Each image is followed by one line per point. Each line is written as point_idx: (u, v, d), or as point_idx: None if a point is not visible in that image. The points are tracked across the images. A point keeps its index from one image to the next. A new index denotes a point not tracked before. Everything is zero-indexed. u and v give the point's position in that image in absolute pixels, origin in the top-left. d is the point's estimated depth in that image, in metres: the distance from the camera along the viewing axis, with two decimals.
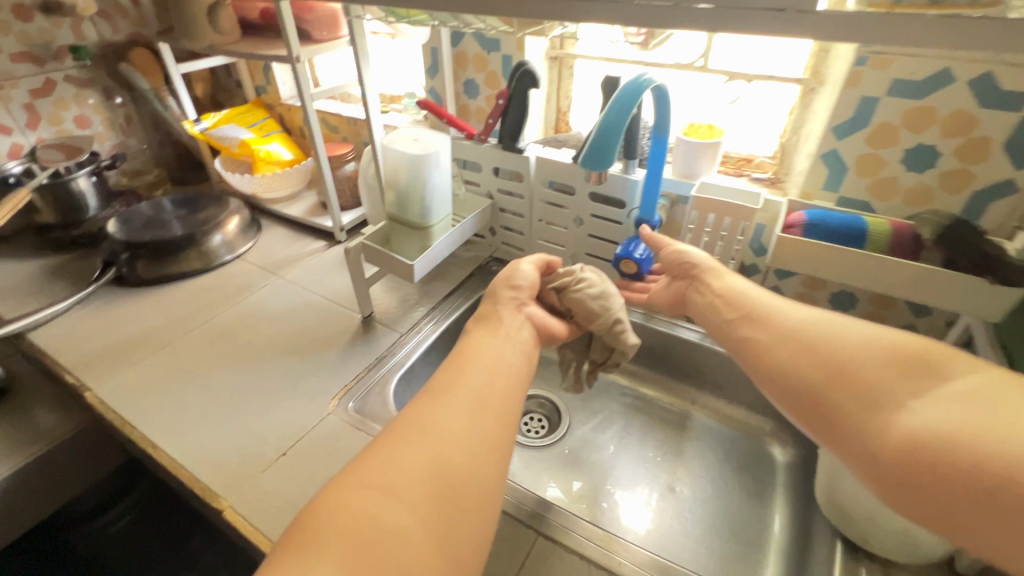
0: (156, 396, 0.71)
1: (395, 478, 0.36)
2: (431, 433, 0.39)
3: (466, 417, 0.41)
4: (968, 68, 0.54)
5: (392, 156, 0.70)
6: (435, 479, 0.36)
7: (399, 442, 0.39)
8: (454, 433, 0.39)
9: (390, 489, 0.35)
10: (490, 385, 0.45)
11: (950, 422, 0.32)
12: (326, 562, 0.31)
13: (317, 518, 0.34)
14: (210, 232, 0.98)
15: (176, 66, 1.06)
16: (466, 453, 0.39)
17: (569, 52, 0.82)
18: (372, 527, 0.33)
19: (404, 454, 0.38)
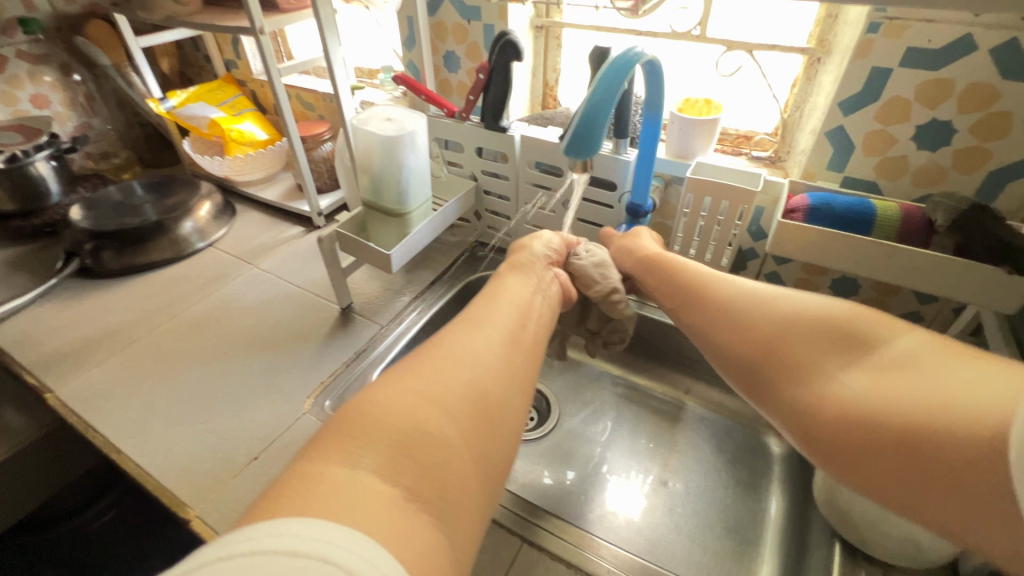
0: (121, 398, 0.67)
1: (440, 389, 0.34)
2: (467, 356, 0.37)
3: (499, 348, 0.38)
4: (992, 35, 0.49)
5: (364, 137, 0.65)
6: (475, 395, 0.34)
7: (436, 359, 0.36)
8: (488, 359, 0.37)
9: (435, 398, 0.33)
10: (520, 324, 0.42)
11: (905, 401, 0.31)
12: (373, 462, 0.29)
13: (358, 416, 0.31)
14: (179, 219, 0.93)
15: (136, 40, 0.99)
16: (502, 383, 0.36)
17: (555, 20, 0.76)
18: (417, 432, 0.31)
19: (445, 368, 0.35)
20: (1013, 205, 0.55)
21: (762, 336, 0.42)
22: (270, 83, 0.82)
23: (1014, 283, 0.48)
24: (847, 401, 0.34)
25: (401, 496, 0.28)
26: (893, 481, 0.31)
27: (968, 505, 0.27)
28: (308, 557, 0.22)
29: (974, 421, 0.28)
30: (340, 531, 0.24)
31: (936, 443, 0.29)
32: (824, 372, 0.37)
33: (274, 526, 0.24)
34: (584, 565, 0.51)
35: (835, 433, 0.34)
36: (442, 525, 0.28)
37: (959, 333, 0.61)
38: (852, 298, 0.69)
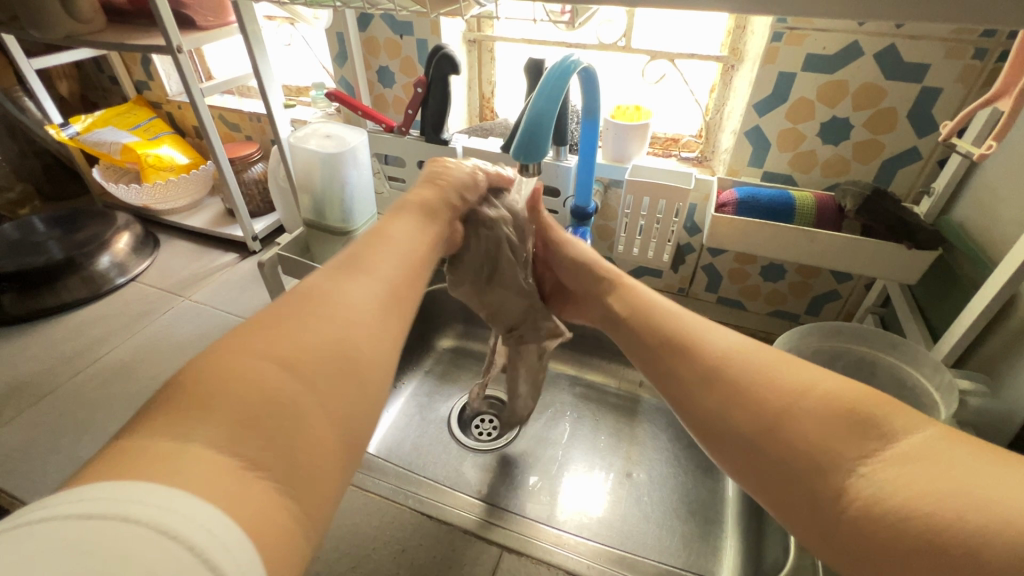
0: (40, 457, 0.61)
1: (295, 349, 0.26)
2: (336, 311, 0.29)
3: (377, 301, 0.31)
4: (874, 41, 0.55)
5: (302, 156, 0.63)
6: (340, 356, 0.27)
7: (298, 315, 0.28)
8: (364, 311, 0.30)
9: (286, 361, 0.26)
10: (412, 272, 0.35)
11: (781, 378, 0.30)
12: (206, 426, 0.23)
13: (190, 383, 0.24)
14: (94, 254, 0.85)
15: (26, 61, 0.90)
16: (376, 341, 0.29)
17: (487, 34, 0.78)
18: (270, 403, 0.24)
19: (307, 324, 0.28)
20: (905, 190, 0.63)
21: (646, 315, 0.39)
22: (192, 105, 0.78)
23: (914, 257, 0.54)
24: (716, 372, 0.32)
25: (240, 466, 0.22)
26: (741, 456, 0.30)
27: (805, 482, 0.27)
28: (116, 518, 0.19)
29: (848, 402, 0.28)
30: (156, 489, 0.20)
31: (800, 419, 0.28)
32: (699, 340, 0.35)
33: (84, 490, 0.20)
34: (565, 565, 0.51)
35: (699, 405, 0.32)
36: (298, 493, 0.24)
37: (872, 305, 0.68)
38: (780, 282, 0.75)
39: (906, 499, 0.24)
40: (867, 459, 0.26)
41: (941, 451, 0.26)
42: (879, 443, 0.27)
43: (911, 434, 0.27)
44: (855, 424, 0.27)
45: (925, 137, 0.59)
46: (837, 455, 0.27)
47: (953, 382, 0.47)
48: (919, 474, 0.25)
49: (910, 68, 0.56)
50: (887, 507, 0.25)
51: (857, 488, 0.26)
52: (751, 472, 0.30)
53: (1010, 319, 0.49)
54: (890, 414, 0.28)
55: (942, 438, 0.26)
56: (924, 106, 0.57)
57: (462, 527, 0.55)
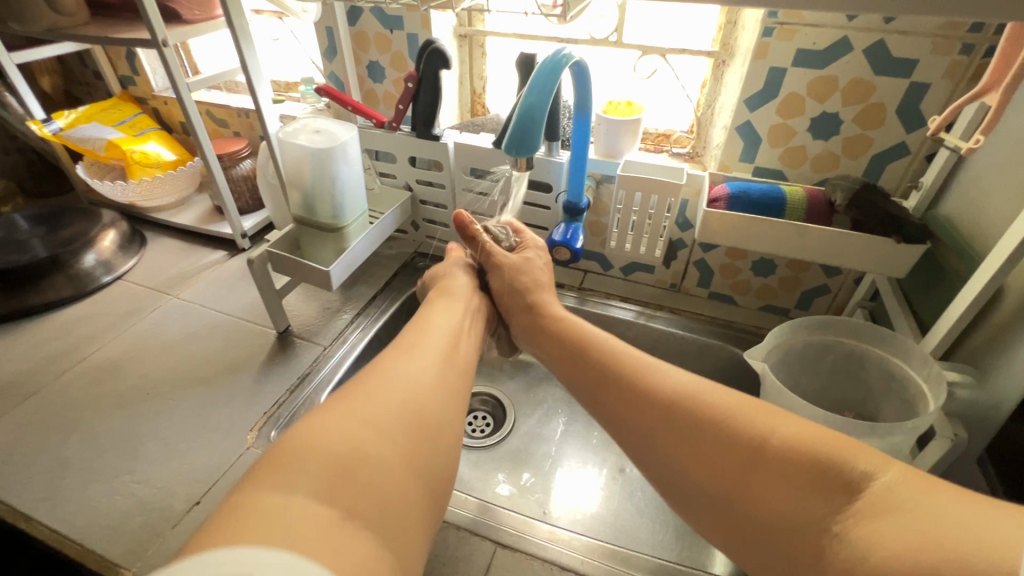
0: (25, 459, 0.59)
1: (373, 416, 0.36)
2: (396, 381, 0.40)
3: (431, 375, 0.42)
4: (864, 37, 0.56)
5: (291, 151, 0.62)
6: (410, 422, 0.37)
7: (371, 388, 0.39)
8: (420, 382, 0.41)
9: (369, 420, 0.36)
10: (452, 348, 0.47)
11: (747, 432, 0.37)
12: (306, 485, 0.31)
13: (294, 446, 0.33)
14: (79, 252, 0.84)
15: (9, 56, 0.90)
16: (437, 405, 0.40)
17: (478, 29, 0.77)
18: (356, 455, 0.33)
19: (375, 398, 0.38)
20: (894, 185, 0.64)
21: (621, 363, 0.46)
22: (178, 99, 0.76)
23: (903, 251, 0.55)
24: (689, 429, 0.39)
25: (337, 516, 0.30)
26: (720, 510, 0.36)
27: (784, 534, 0.33)
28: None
29: (809, 455, 0.34)
30: (274, 553, 0.26)
31: (767, 474, 0.35)
32: (667, 396, 0.42)
33: (205, 556, 0.25)
34: (559, 561, 0.51)
35: (676, 459, 0.39)
36: (379, 533, 0.31)
37: (862, 300, 0.68)
38: (771, 277, 0.76)
39: (881, 552, 0.29)
40: (839, 517, 0.32)
41: (906, 501, 0.30)
42: (848, 496, 0.32)
43: (874, 481, 0.32)
44: (821, 483, 0.33)
45: (913, 132, 0.59)
46: (809, 512, 0.33)
47: (941, 373, 0.48)
48: (887, 526, 0.30)
49: (898, 63, 0.56)
50: (865, 563, 0.29)
51: (833, 545, 0.31)
52: (740, 531, 0.35)
53: (996, 312, 0.50)
54: (854, 460, 0.33)
55: (906, 482, 0.31)
56: (912, 101, 0.58)
57: (455, 523, 0.54)
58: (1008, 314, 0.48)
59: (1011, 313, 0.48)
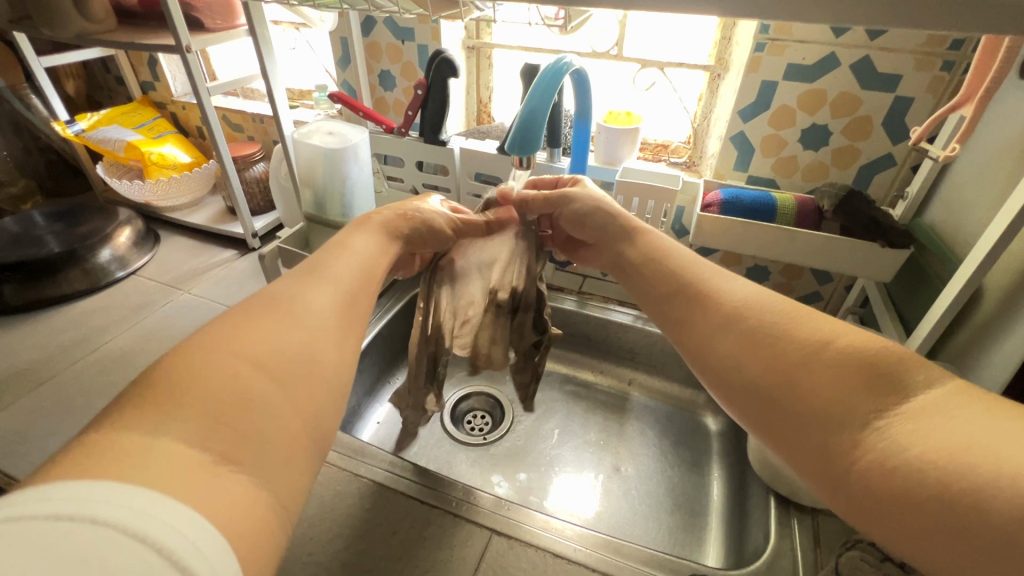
0: (38, 441, 0.62)
1: (270, 355, 0.31)
2: (303, 315, 0.34)
3: (339, 310, 0.37)
4: (850, 53, 0.59)
5: (305, 151, 0.65)
6: (307, 357, 0.32)
7: (269, 318, 0.33)
8: (326, 321, 0.35)
9: (260, 360, 0.30)
10: (365, 287, 0.41)
11: (805, 331, 0.33)
12: (183, 425, 0.25)
13: (215, 383, 0.28)
14: (95, 247, 0.86)
15: (37, 59, 0.93)
16: (335, 346, 0.35)
17: (486, 41, 0.81)
18: (242, 395, 0.28)
19: (284, 334, 0.33)
20: (882, 194, 0.66)
21: (669, 273, 0.42)
22: (199, 104, 0.80)
23: (889, 256, 0.57)
24: (743, 325, 0.35)
25: (211, 461, 0.25)
26: (762, 406, 0.32)
27: (820, 429, 0.29)
28: (99, 522, 0.20)
29: (872, 356, 0.30)
30: (137, 493, 0.21)
31: (817, 369, 0.30)
32: (725, 296, 0.38)
33: (62, 488, 0.21)
34: (552, 548, 0.52)
35: (724, 353, 0.35)
36: (264, 482, 0.27)
37: (852, 306, 0.70)
38: (765, 283, 0.78)
39: (920, 452, 0.25)
40: (884, 412, 0.28)
41: (957, 407, 0.26)
42: (897, 398, 0.28)
43: (930, 389, 0.28)
44: (874, 379, 0.29)
45: (898, 143, 0.62)
46: (851, 407, 0.28)
47: None
48: (924, 431, 0.26)
49: (883, 77, 0.59)
50: (898, 460, 0.26)
51: (869, 440, 0.27)
52: (776, 425, 0.31)
53: (977, 312, 0.52)
54: (910, 369, 0.29)
55: (959, 393, 0.27)
56: (897, 113, 0.61)
57: (453, 510, 0.56)
58: (986, 315, 0.50)
59: (990, 313, 0.50)
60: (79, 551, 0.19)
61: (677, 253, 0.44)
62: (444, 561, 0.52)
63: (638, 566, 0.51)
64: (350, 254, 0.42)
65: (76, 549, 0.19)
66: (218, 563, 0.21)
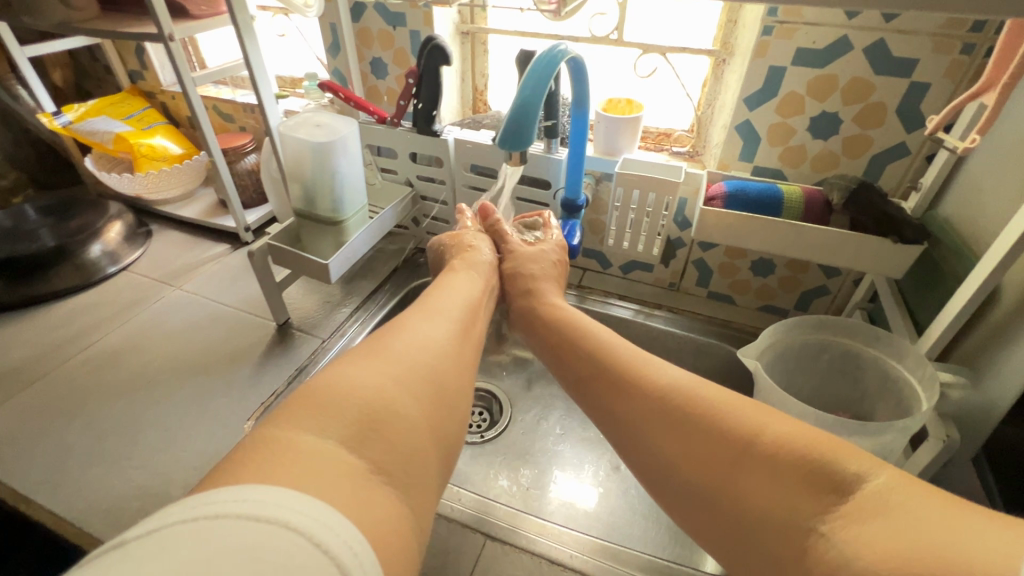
0: (29, 442, 0.61)
1: (402, 372, 0.35)
2: (425, 342, 0.38)
3: (454, 336, 0.41)
4: (864, 36, 0.56)
5: (291, 144, 0.63)
6: (432, 381, 0.36)
7: (395, 341, 0.37)
8: (445, 346, 0.39)
9: (399, 376, 0.34)
10: (471, 317, 0.45)
11: (735, 423, 0.34)
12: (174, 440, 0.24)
13: None
14: (85, 243, 0.85)
15: (20, 49, 0.91)
16: (458, 372, 0.38)
17: (480, 26, 0.78)
18: (385, 410, 0.32)
19: (397, 356, 0.36)
20: (894, 185, 0.63)
21: (599, 354, 0.44)
22: (185, 95, 0.77)
23: (901, 252, 0.54)
24: (682, 427, 0.36)
25: (366, 470, 0.28)
26: (709, 510, 0.34)
27: (771, 537, 0.31)
28: (273, 521, 0.23)
29: (806, 461, 0.31)
30: (303, 497, 0.24)
31: (760, 476, 0.32)
32: (655, 380, 0.39)
33: (239, 490, 0.24)
34: (547, 554, 0.51)
35: (668, 454, 0.36)
36: (404, 497, 0.29)
37: (860, 301, 0.68)
38: (770, 277, 0.75)
39: (867, 557, 0.26)
40: (827, 517, 0.29)
41: (899, 504, 0.28)
42: (837, 499, 0.29)
43: (866, 481, 0.29)
44: (811, 478, 0.31)
45: (912, 132, 0.59)
46: (797, 512, 0.30)
47: (936, 374, 0.48)
48: (878, 530, 0.27)
49: (898, 62, 0.56)
50: (847, 566, 0.27)
51: (820, 547, 0.29)
52: (726, 528, 0.33)
53: (992, 312, 0.50)
54: (844, 460, 0.30)
55: (901, 486, 0.29)
56: (913, 100, 0.57)
57: (447, 515, 0.55)
58: (1003, 315, 0.48)
59: (1007, 314, 0.47)
60: (263, 548, 0.22)
61: (605, 335, 0.46)
62: (437, 568, 0.51)
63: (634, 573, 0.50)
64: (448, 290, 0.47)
65: (259, 545, 0.22)
66: (368, 563, 0.24)
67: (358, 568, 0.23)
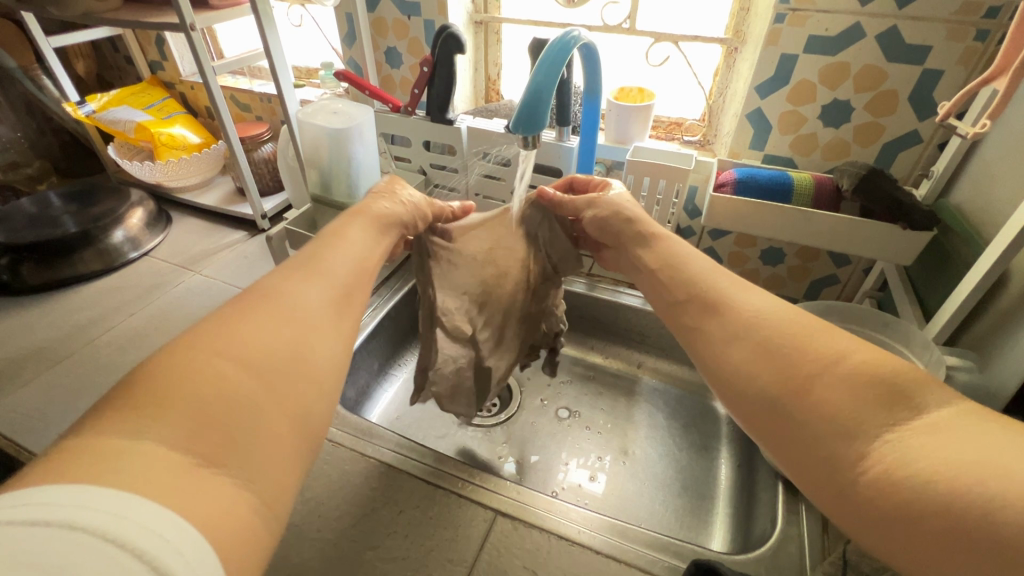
0: (57, 416, 0.63)
1: (259, 348, 0.31)
2: (292, 312, 0.34)
3: (330, 306, 0.37)
4: (877, 23, 0.56)
5: (309, 131, 0.64)
6: (297, 353, 0.33)
7: (258, 312, 0.33)
8: (313, 317, 0.35)
9: (243, 356, 0.30)
10: (360, 283, 0.41)
11: (816, 341, 0.32)
12: (183, 416, 0.26)
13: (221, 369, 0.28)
14: (108, 228, 0.87)
15: (46, 40, 0.93)
16: (326, 340, 0.35)
17: (494, 16, 0.79)
18: (228, 389, 0.28)
19: (269, 328, 0.32)
20: (905, 173, 0.63)
21: (685, 276, 0.41)
22: (205, 84, 0.79)
23: (910, 238, 0.55)
24: (754, 336, 0.34)
25: (195, 462, 0.25)
26: (771, 415, 0.32)
27: (829, 444, 0.28)
28: (61, 526, 0.20)
29: (884, 374, 0.29)
30: (103, 494, 0.22)
31: (831, 384, 0.29)
32: (735, 303, 0.37)
33: (21, 495, 0.21)
34: (556, 530, 0.53)
35: (733, 362, 0.34)
36: None
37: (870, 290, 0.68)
38: (780, 266, 0.76)
39: (930, 466, 0.25)
40: (894, 427, 0.27)
41: (971, 427, 0.25)
42: (908, 414, 0.27)
43: (941, 407, 0.27)
44: (888, 394, 0.28)
45: (925, 120, 0.59)
46: (864, 421, 0.28)
47: (942, 358, 0.48)
48: (941, 444, 0.25)
49: (911, 50, 0.56)
50: (905, 473, 0.25)
51: (879, 453, 0.27)
52: (782, 434, 0.31)
53: (1000, 298, 0.50)
54: (922, 388, 0.28)
55: (971, 413, 0.26)
56: (925, 88, 0.58)
57: (461, 491, 0.56)
58: (1012, 302, 0.48)
59: (1016, 299, 0.48)
60: (49, 555, 0.19)
61: (689, 259, 0.43)
62: (449, 540, 0.53)
63: (643, 551, 0.51)
64: (341, 250, 0.42)
65: (44, 551, 0.19)
66: (201, 565, 0.22)
67: (179, 562, 0.21)
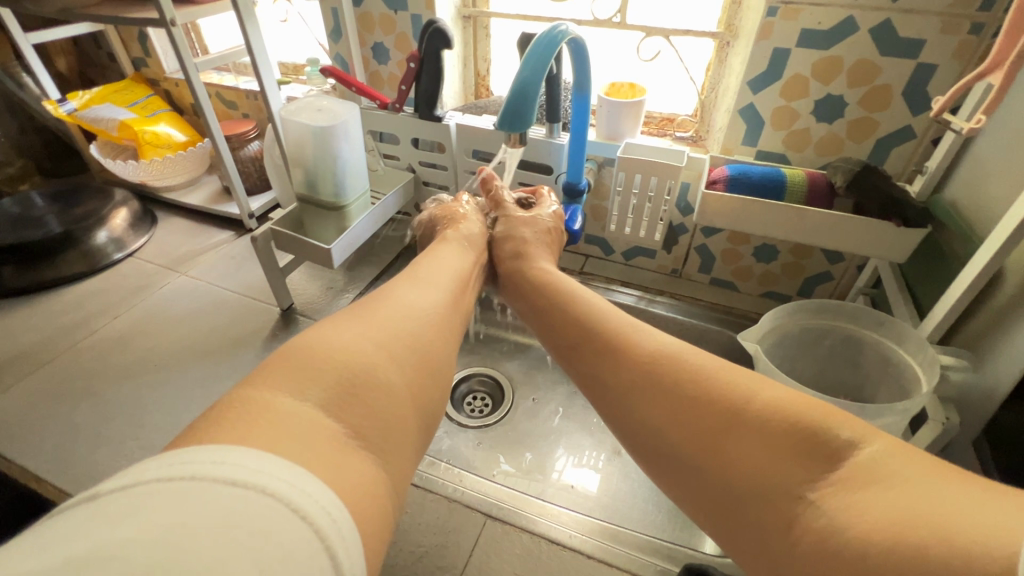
0: (38, 423, 0.62)
1: (384, 340, 0.34)
2: (408, 312, 0.38)
3: (439, 309, 0.41)
4: (870, 16, 0.55)
5: (293, 129, 0.63)
6: (417, 352, 0.36)
7: (378, 311, 0.37)
8: (428, 316, 0.39)
9: (379, 341, 0.34)
10: (458, 291, 0.45)
11: (731, 391, 0.33)
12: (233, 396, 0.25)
13: None
14: (92, 229, 0.86)
15: (24, 36, 0.91)
16: (438, 341, 0.38)
17: (482, 10, 0.78)
18: (365, 376, 0.31)
19: (389, 323, 0.36)
20: (898, 169, 0.63)
21: (593, 321, 0.43)
22: (186, 81, 0.77)
23: (904, 235, 0.54)
24: (674, 390, 0.35)
25: (324, 438, 0.27)
26: (696, 480, 0.32)
27: (757, 507, 0.29)
28: (247, 487, 0.22)
29: (796, 421, 0.30)
30: (281, 463, 0.23)
31: (748, 436, 0.31)
32: (654, 355, 0.38)
33: (183, 453, 0.23)
34: (547, 534, 0.52)
35: (656, 422, 0.35)
36: (378, 461, 0.29)
37: (864, 287, 0.68)
38: (774, 263, 0.75)
39: (856, 521, 0.25)
40: (817, 485, 0.28)
41: (891, 472, 0.27)
42: (826, 466, 0.28)
43: (858, 450, 0.28)
44: (804, 444, 0.29)
45: (919, 115, 0.58)
46: (785, 479, 0.29)
47: (936, 357, 0.48)
48: (868, 497, 0.26)
49: (905, 44, 0.55)
50: (835, 535, 0.26)
51: (809, 517, 0.27)
52: (708, 498, 0.32)
53: (995, 297, 0.49)
54: (838, 428, 0.29)
55: (893, 452, 0.28)
56: (919, 82, 0.57)
57: (451, 495, 0.55)
58: (1007, 299, 0.48)
59: (1010, 297, 0.47)
60: (231, 515, 0.21)
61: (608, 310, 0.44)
62: (440, 545, 0.52)
63: (634, 555, 0.50)
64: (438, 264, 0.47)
65: (211, 504, 0.21)
66: (347, 533, 0.23)
67: (338, 539, 0.22)
